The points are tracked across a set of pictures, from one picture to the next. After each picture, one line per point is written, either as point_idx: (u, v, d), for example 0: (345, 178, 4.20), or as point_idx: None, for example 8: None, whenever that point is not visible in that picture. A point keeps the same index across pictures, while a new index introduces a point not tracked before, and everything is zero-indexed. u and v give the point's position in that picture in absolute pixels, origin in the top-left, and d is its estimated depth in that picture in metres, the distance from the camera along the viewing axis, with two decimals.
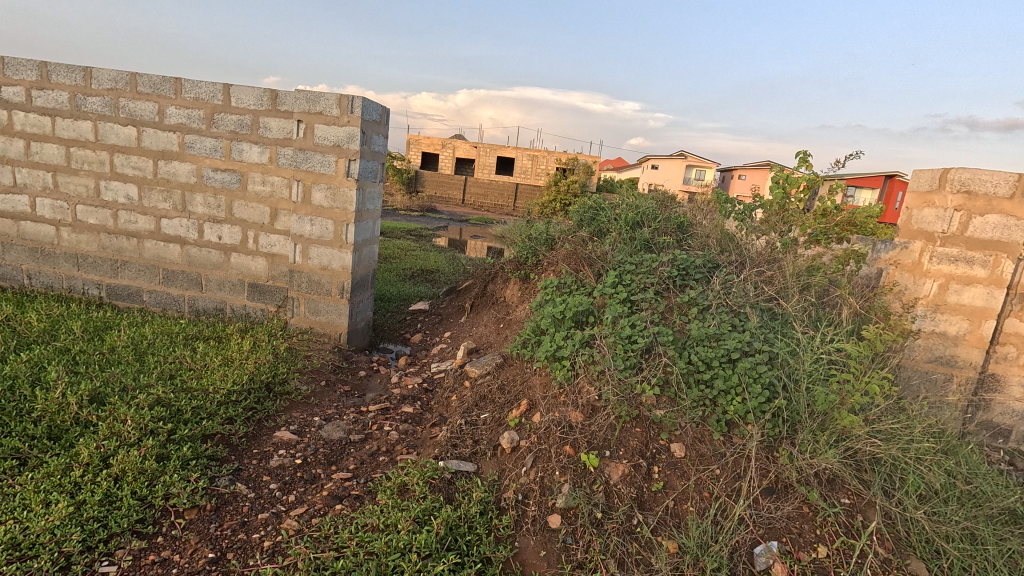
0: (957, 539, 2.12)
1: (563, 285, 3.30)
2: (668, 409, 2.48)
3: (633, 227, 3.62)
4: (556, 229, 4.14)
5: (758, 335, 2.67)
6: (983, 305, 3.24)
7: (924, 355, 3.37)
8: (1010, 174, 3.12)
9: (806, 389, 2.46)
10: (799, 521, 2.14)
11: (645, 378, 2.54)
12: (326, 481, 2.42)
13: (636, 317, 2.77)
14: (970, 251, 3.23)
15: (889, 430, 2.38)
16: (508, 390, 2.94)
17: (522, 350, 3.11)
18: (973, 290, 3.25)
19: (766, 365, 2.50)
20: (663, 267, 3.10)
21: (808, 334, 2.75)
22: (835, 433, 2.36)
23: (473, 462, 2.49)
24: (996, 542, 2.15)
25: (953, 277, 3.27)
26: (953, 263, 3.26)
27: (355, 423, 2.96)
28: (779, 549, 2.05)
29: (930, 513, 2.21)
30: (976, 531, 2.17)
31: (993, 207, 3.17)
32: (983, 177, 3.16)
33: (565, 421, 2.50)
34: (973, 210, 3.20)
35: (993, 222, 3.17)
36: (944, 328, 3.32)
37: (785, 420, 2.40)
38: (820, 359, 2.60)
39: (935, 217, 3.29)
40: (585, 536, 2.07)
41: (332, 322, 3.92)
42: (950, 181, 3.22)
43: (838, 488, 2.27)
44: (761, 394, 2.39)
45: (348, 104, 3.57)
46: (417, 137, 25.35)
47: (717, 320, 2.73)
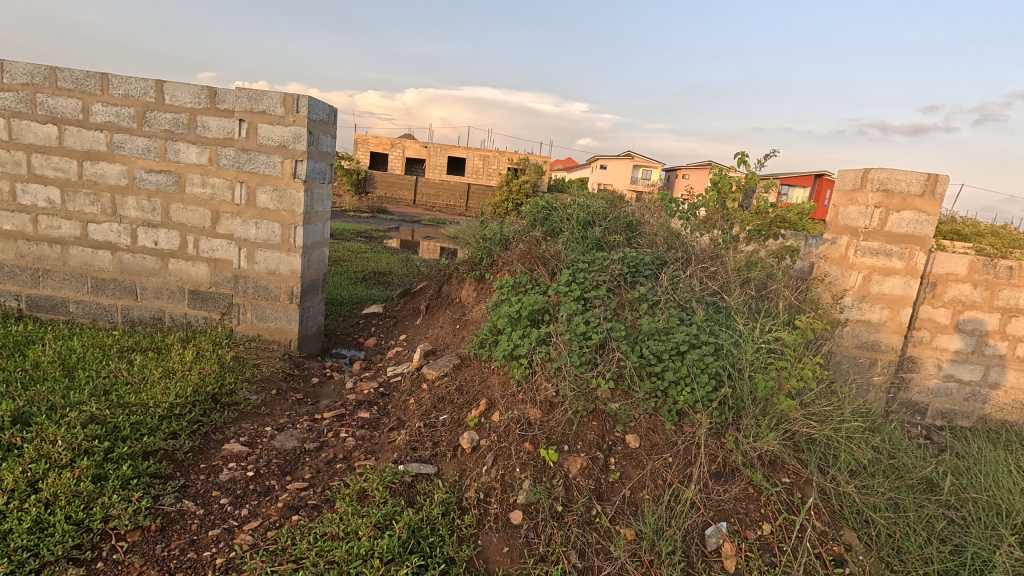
0: (883, 508, 2.31)
1: (519, 284, 3.36)
2: (622, 402, 2.57)
3: (585, 226, 3.72)
4: (510, 229, 4.18)
5: (704, 328, 2.81)
6: (901, 293, 3.54)
7: (853, 341, 3.63)
8: (922, 174, 3.41)
9: (748, 377, 2.60)
10: (746, 502, 2.27)
11: (600, 373, 2.61)
12: (281, 492, 2.35)
13: (590, 314, 2.86)
14: (889, 245, 3.52)
15: (822, 412, 2.58)
16: (467, 391, 2.95)
17: (479, 350, 3.13)
18: (892, 280, 3.54)
19: (712, 356, 2.62)
20: (614, 265, 3.20)
21: (748, 325, 2.92)
22: (775, 417, 2.51)
23: (433, 464, 2.49)
24: (917, 509, 2.36)
25: (876, 269, 3.55)
26: (875, 255, 3.54)
27: (309, 432, 2.89)
28: (728, 528, 2.17)
29: (860, 486, 2.40)
30: (899, 500, 2.37)
31: (907, 204, 3.46)
32: (899, 177, 3.44)
33: (525, 418, 2.53)
34: (890, 207, 3.49)
35: (908, 218, 3.47)
36: (868, 315, 3.59)
37: (731, 407, 2.53)
38: (760, 348, 2.76)
39: (859, 214, 3.56)
40: (546, 530, 2.11)
41: (282, 328, 3.79)
42: (871, 180, 3.50)
43: (779, 469, 2.41)
44: (708, 383, 2.51)
45: (294, 103, 3.47)
46: (365, 137, 24.82)
47: (666, 315, 2.85)
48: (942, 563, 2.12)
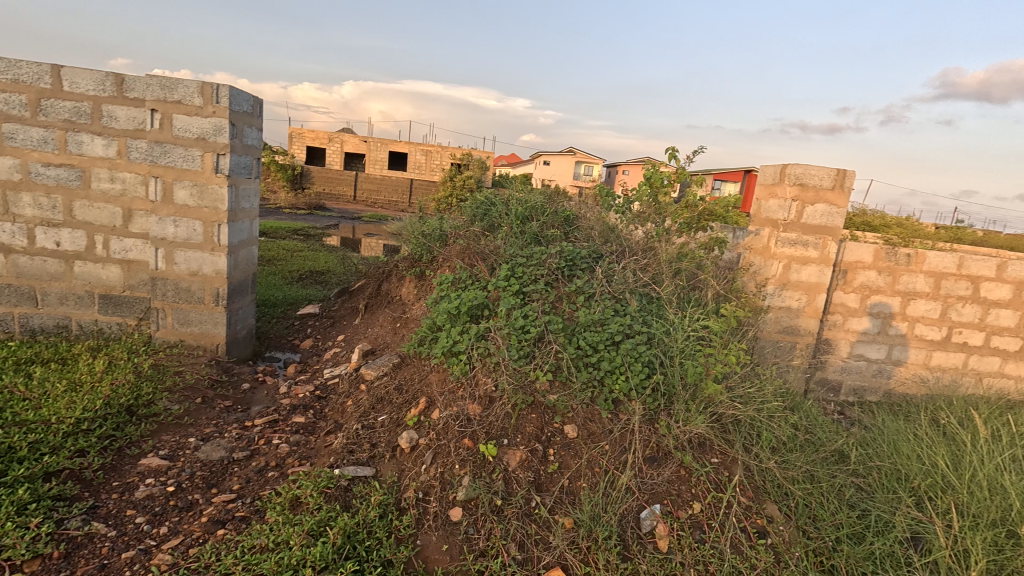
0: (800, 481, 2.48)
1: (458, 280, 3.33)
2: (560, 393, 2.61)
3: (523, 221, 3.74)
4: (450, 225, 4.14)
5: (638, 318, 2.90)
6: (816, 281, 3.81)
7: (775, 326, 3.87)
8: (832, 169, 3.67)
9: (679, 364, 2.71)
10: (677, 484, 2.37)
11: (538, 366, 2.64)
12: (206, 506, 2.21)
13: (528, 308, 2.88)
14: (805, 235, 3.77)
15: (745, 394, 2.73)
16: (406, 390, 2.90)
17: (419, 349, 3.08)
18: (809, 269, 3.79)
19: (645, 345, 2.72)
20: (551, 259, 3.24)
21: (679, 314, 3.04)
22: (703, 401, 2.63)
23: (371, 466, 2.43)
24: (830, 479, 2.54)
25: (794, 258, 3.79)
26: (793, 246, 3.78)
27: (238, 440, 2.74)
28: (661, 510, 2.25)
29: (780, 462, 2.56)
30: (814, 472, 2.55)
31: (820, 197, 3.72)
32: (812, 172, 3.69)
33: (464, 414, 2.52)
34: (805, 200, 3.74)
35: (821, 210, 3.72)
36: (788, 302, 3.84)
37: (663, 393, 2.63)
38: (690, 336, 2.88)
39: (778, 207, 3.79)
40: (486, 525, 2.11)
41: (207, 333, 3.57)
42: (788, 175, 3.73)
43: (707, 450, 2.53)
44: (641, 371, 2.60)
45: (213, 93, 3.26)
46: (301, 131, 23.79)
47: (602, 306, 2.91)
48: (850, 526, 2.30)
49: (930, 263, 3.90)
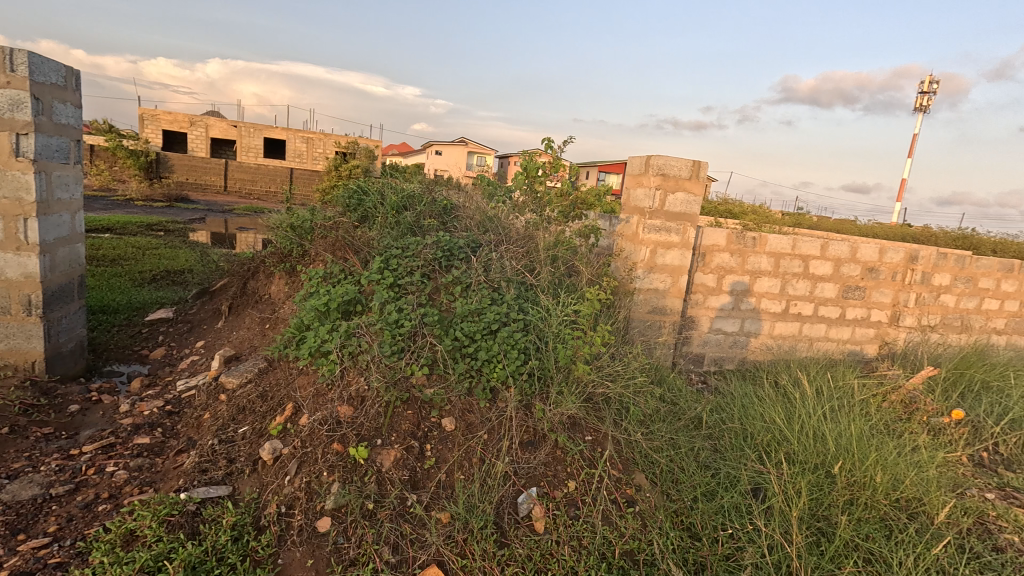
0: (663, 448, 2.67)
1: (329, 275, 3.12)
2: (437, 386, 2.55)
3: (399, 211, 3.60)
4: (321, 216, 3.86)
5: (514, 306, 2.92)
6: (678, 264, 4.13)
7: (645, 307, 4.14)
8: (689, 161, 3.99)
9: (553, 349, 2.78)
10: (553, 465, 2.44)
11: (412, 361, 2.56)
12: (8, 558, 1.84)
13: (402, 301, 2.77)
14: (668, 222, 4.06)
15: (614, 372, 2.90)
16: (271, 397, 2.65)
17: (285, 351, 2.84)
18: (672, 253, 4.10)
19: (521, 332, 2.75)
20: (427, 249, 3.14)
21: (554, 300, 3.11)
22: (576, 383, 2.74)
23: (227, 484, 2.19)
24: (689, 444, 2.77)
25: (659, 244, 4.07)
26: (658, 232, 4.06)
27: (60, 473, 2.33)
28: (537, 492, 2.30)
29: (646, 433, 2.74)
30: (676, 439, 2.76)
31: (680, 186, 4.02)
32: (672, 163, 3.98)
33: (333, 417, 2.38)
34: (667, 189, 4.02)
35: (681, 199, 4.03)
36: (656, 284, 4.12)
37: (538, 378, 2.69)
38: (564, 320, 2.97)
39: (644, 195, 4.05)
40: (357, 532, 2.00)
41: (17, 349, 2.99)
42: (651, 166, 3.98)
43: (581, 429, 2.64)
44: (517, 358, 2.63)
45: (3, 58, 2.68)
46: (155, 113, 20.98)
47: (479, 296, 2.89)
48: (705, 485, 2.48)
49: (770, 244, 4.43)
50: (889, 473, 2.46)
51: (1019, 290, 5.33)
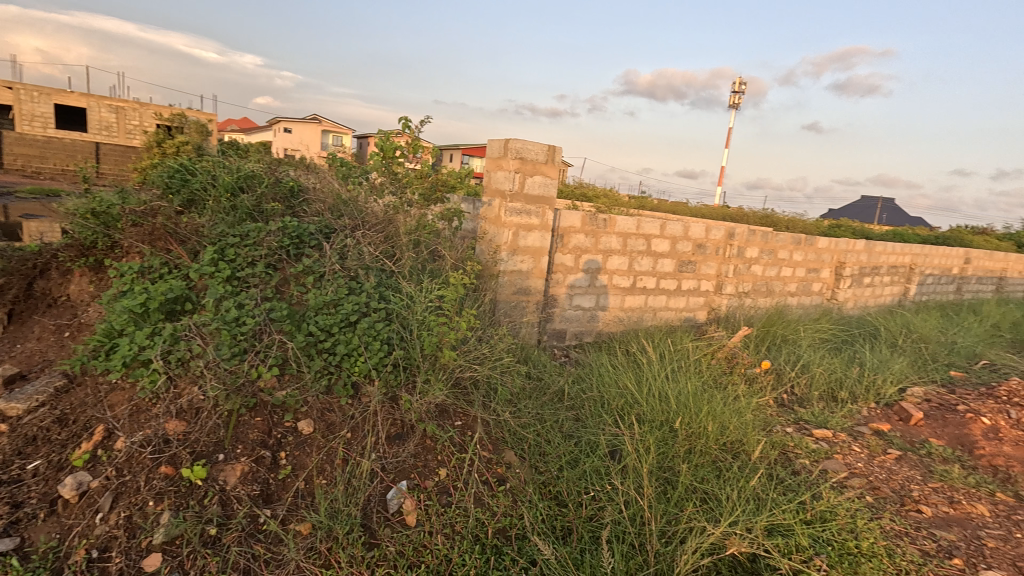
0: (530, 424, 2.76)
1: (148, 269, 2.67)
2: (290, 387, 2.33)
3: (235, 193, 3.15)
4: (134, 198, 3.23)
5: (374, 295, 2.76)
6: (539, 245, 4.28)
7: (511, 289, 4.21)
8: (544, 145, 4.14)
9: (418, 337, 2.69)
10: (423, 455, 2.38)
11: (257, 362, 2.28)
12: None
13: (243, 296, 2.47)
14: (528, 205, 4.16)
15: (481, 355, 2.91)
16: (73, 421, 2.13)
17: (89, 363, 2.30)
18: (533, 235, 4.23)
19: (383, 322, 2.62)
20: (271, 236, 2.80)
21: (416, 286, 3.00)
22: (443, 370, 2.68)
23: (14, 536, 1.77)
24: (554, 417, 2.90)
25: (521, 226, 4.16)
26: (520, 215, 4.13)
27: None
28: (408, 486, 2.22)
29: (514, 411, 2.81)
30: (542, 414, 2.87)
31: (537, 170, 4.14)
32: (529, 147, 4.08)
33: (160, 435, 2.03)
34: (527, 172, 4.10)
35: (539, 182, 4.16)
36: (520, 266, 4.21)
37: (404, 368, 2.59)
38: (429, 306, 2.88)
39: (505, 178, 4.07)
40: (196, 564, 1.76)
41: None
42: (510, 149, 4.03)
43: (450, 416, 2.62)
44: (380, 350, 2.50)
45: None
46: None
47: (335, 286, 2.68)
48: (569, 454, 2.62)
49: (619, 225, 4.82)
50: (718, 421, 2.84)
51: (804, 260, 6.53)
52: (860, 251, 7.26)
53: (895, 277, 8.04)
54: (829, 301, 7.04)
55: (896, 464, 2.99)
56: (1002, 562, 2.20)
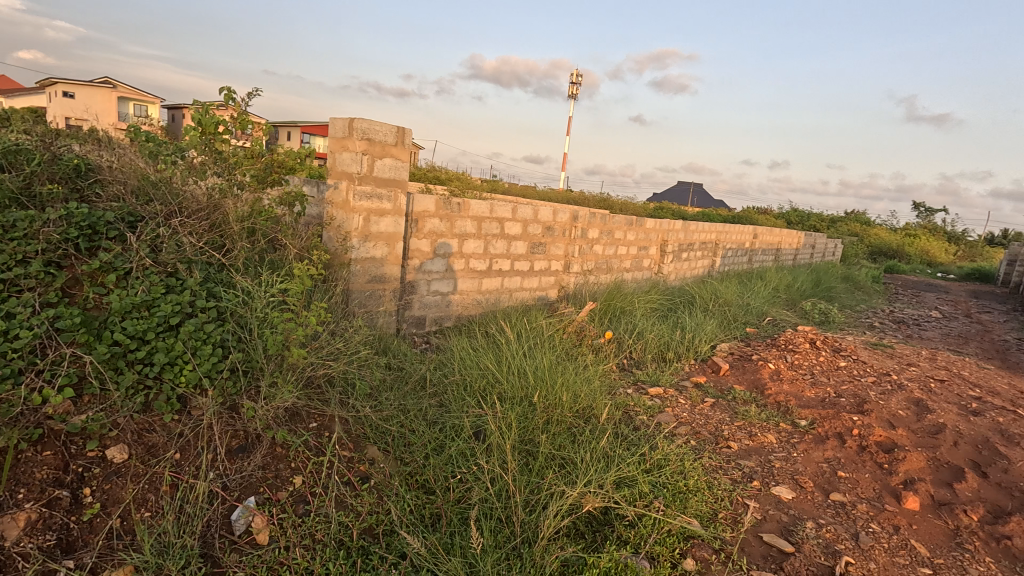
0: (393, 415, 2.68)
1: None
2: (93, 410, 1.95)
3: None
4: None
5: (201, 292, 2.37)
6: (393, 231, 4.13)
7: (365, 277, 4.00)
8: (392, 126, 3.97)
9: (260, 337, 2.39)
10: (274, 465, 2.17)
11: (41, 384, 1.86)
12: None
13: (11, 303, 1.92)
14: (378, 188, 3.98)
15: (335, 350, 2.73)
16: None
17: None
18: (386, 220, 4.05)
19: (214, 323, 2.28)
20: (47, 226, 2.19)
21: (254, 280, 2.66)
22: (291, 370, 2.45)
23: None
24: (418, 405, 2.85)
25: (372, 211, 3.94)
26: (370, 199, 3.90)
27: None
28: (257, 501, 2.02)
29: (374, 405, 2.70)
30: (405, 404, 2.80)
31: (386, 152, 3.98)
32: (376, 128, 3.88)
33: None
34: (375, 154, 3.91)
35: (388, 164, 4.01)
36: (373, 253, 4.02)
37: (243, 372, 2.32)
38: (271, 302, 2.58)
39: (351, 160, 3.83)
40: None
41: None
42: (355, 129, 3.79)
43: (302, 418, 2.43)
44: (212, 355, 2.19)
45: None
46: None
47: (146, 285, 2.20)
48: (434, 440, 2.59)
49: (473, 209, 4.87)
50: (571, 391, 3.06)
51: (636, 239, 7.32)
52: (679, 231, 8.37)
53: (706, 251, 9.46)
54: (656, 275, 8.02)
55: (711, 410, 3.55)
56: (785, 477, 2.75)
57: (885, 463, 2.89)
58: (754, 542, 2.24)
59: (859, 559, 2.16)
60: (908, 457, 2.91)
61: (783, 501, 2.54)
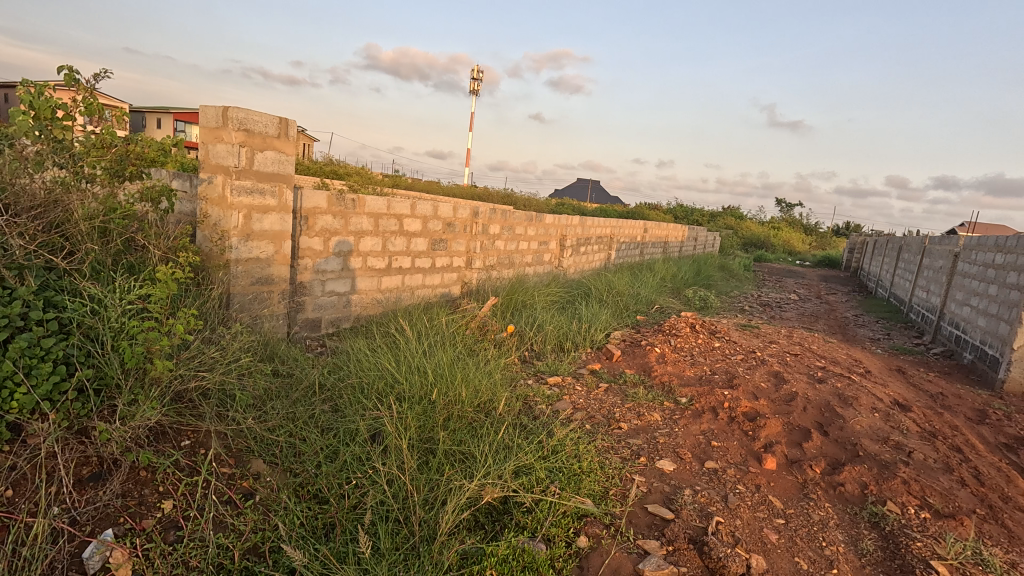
0: (280, 425, 2.53)
1: None
2: None
3: None
4: None
5: (38, 302, 2.06)
6: (279, 229, 3.87)
7: (248, 279, 3.70)
8: (273, 117, 3.72)
9: (114, 350, 2.14)
10: (137, 490, 1.97)
11: None
12: None
13: None
14: (260, 183, 3.69)
15: (209, 360, 2.53)
16: None
17: None
18: (270, 217, 3.79)
19: (54, 337, 2.00)
20: None
21: (106, 286, 2.36)
22: (155, 386, 2.22)
23: None
24: (309, 412, 2.71)
25: (253, 208, 3.66)
26: (250, 194, 3.62)
27: None
28: (116, 534, 1.81)
29: (258, 417, 2.53)
30: (294, 413, 2.65)
31: (267, 144, 3.70)
32: (254, 118, 3.60)
33: None
34: (254, 146, 3.63)
35: (271, 157, 3.74)
36: (257, 253, 3.73)
37: (94, 390, 2.09)
38: (129, 310, 2.31)
39: (227, 152, 3.50)
40: None
41: None
42: (230, 118, 3.47)
43: (172, 437, 2.23)
44: (52, 374, 1.93)
45: None
46: None
47: None
48: (327, 447, 2.48)
49: (368, 205, 4.70)
50: (470, 387, 3.08)
51: (536, 234, 7.53)
52: (576, 226, 8.76)
53: (602, 245, 10.00)
54: (556, 269, 8.32)
55: (605, 394, 3.77)
56: (667, 451, 3.00)
57: (750, 430, 3.27)
58: (640, 513, 2.42)
59: (727, 518, 2.42)
60: (767, 424, 3.31)
61: (665, 473, 2.77)
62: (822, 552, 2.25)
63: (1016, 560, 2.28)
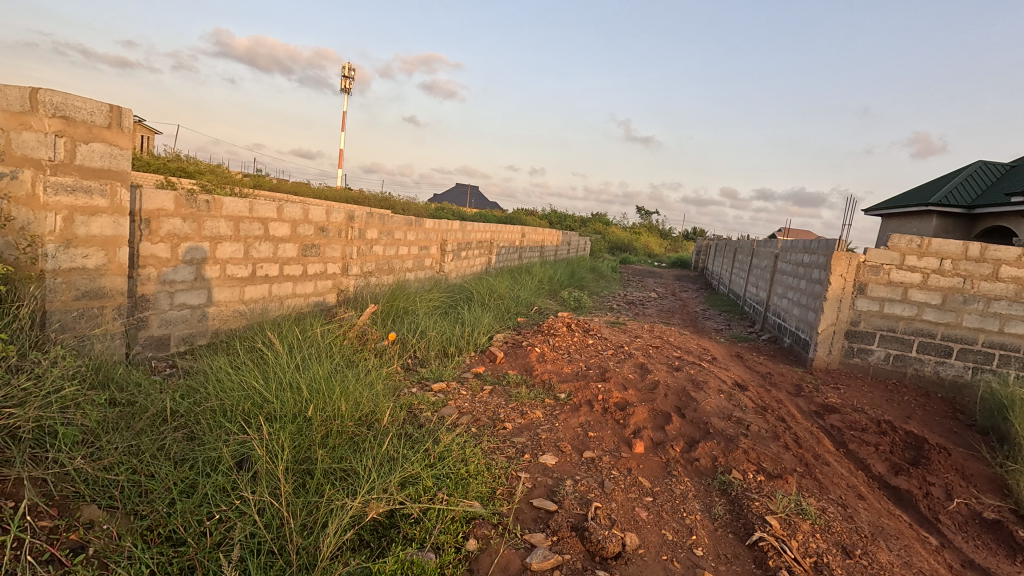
0: (119, 463, 2.18)
1: None
2: None
3: None
4: None
5: None
6: (112, 234, 3.32)
7: (71, 294, 3.13)
8: (101, 105, 3.19)
9: None
10: None
11: None
12: None
13: None
14: (84, 180, 3.14)
15: (16, 394, 2.11)
16: None
17: None
18: (99, 220, 3.24)
19: None
20: None
21: None
22: None
23: None
24: (158, 444, 2.37)
25: (76, 208, 3.11)
26: (71, 193, 3.07)
27: None
28: None
29: (89, 455, 2.15)
30: (137, 446, 2.30)
31: (94, 135, 3.16)
32: (75, 104, 3.06)
33: None
34: (76, 137, 3.08)
35: (99, 151, 3.19)
36: (82, 262, 3.18)
37: None
38: None
39: (37, 142, 2.92)
40: None
41: None
42: (41, 102, 2.91)
43: None
44: None
45: None
46: None
47: None
48: (182, 481, 2.19)
49: (226, 208, 4.25)
50: (350, 400, 2.93)
51: (416, 239, 7.41)
52: (457, 231, 8.77)
53: (482, 249, 10.14)
54: (438, 274, 8.26)
55: (489, 396, 3.83)
56: (549, 446, 3.14)
57: (621, 419, 3.56)
58: (526, 509, 2.51)
59: (603, 502, 2.61)
60: (635, 412, 3.63)
61: (548, 467, 2.90)
62: (684, 522, 2.53)
63: (825, 506, 2.78)
